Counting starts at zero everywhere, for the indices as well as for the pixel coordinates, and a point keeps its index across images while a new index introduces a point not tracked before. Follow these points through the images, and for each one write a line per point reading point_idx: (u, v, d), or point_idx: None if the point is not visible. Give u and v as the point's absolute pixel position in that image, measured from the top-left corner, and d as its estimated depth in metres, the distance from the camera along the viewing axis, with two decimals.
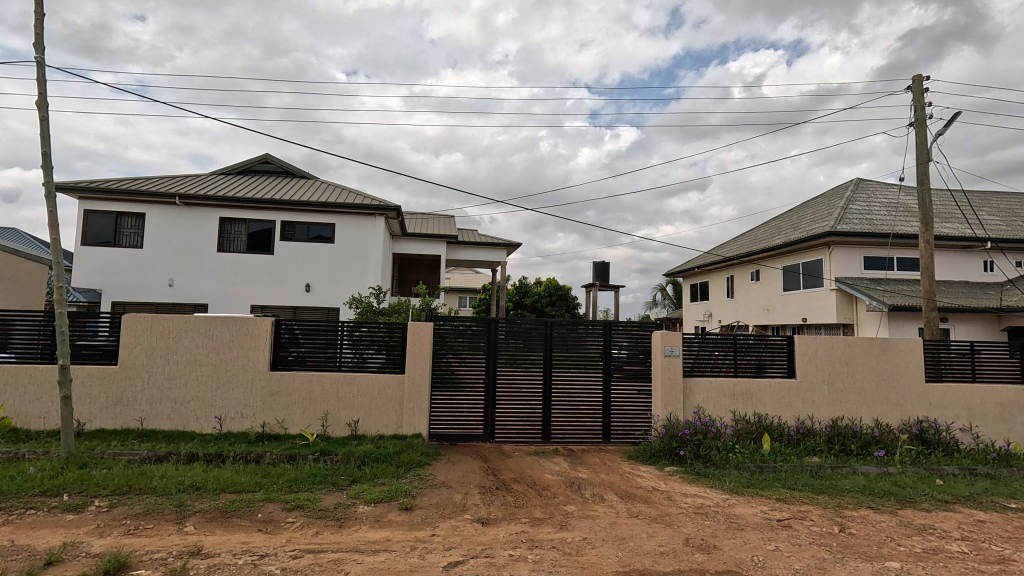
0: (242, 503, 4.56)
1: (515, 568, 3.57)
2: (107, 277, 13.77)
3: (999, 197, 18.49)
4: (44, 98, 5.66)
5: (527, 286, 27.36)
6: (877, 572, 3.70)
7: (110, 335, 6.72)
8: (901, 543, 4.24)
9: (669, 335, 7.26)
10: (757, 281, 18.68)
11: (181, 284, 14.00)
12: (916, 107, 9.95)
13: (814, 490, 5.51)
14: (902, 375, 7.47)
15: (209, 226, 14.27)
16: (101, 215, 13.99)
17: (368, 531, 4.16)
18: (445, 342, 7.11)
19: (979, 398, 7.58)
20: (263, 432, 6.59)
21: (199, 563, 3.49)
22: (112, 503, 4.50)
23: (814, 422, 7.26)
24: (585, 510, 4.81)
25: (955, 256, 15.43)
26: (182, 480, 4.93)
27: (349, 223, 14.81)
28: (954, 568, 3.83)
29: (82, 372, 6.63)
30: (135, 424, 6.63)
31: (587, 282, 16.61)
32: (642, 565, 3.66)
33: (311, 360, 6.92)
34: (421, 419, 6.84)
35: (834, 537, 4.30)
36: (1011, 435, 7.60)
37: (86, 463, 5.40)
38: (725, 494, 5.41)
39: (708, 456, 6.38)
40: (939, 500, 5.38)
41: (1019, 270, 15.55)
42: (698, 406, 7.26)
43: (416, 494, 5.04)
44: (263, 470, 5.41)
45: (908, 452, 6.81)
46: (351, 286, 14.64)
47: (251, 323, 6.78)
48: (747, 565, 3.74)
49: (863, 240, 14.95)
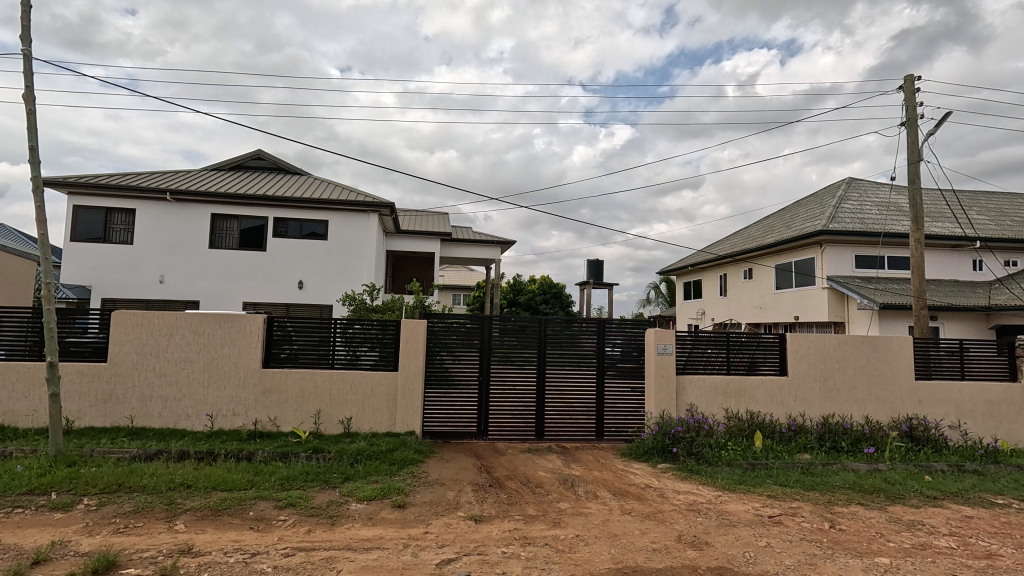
0: (234, 501, 4.52)
1: (507, 566, 3.56)
2: (97, 273, 13.62)
3: (988, 197, 18.69)
4: (30, 91, 5.57)
5: (521, 283, 27.38)
6: (867, 568, 3.73)
7: (99, 332, 6.65)
8: (890, 539, 4.28)
9: (662, 333, 7.28)
10: (750, 279, 18.78)
11: (172, 281, 13.88)
12: (907, 107, 10.02)
13: (805, 487, 5.56)
14: (893, 373, 7.54)
15: (201, 222, 14.14)
16: (90, 211, 13.82)
17: (361, 529, 4.14)
18: (440, 340, 7.08)
19: (968, 395, 7.66)
20: (255, 430, 6.55)
21: (190, 562, 3.45)
22: (102, 502, 4.45)
23: (805, 420, 7.32)
24: (578, 507, 4.82)
25: (945, 255, 15.58)
26: (172, 478, 4.89)
27: (342, 219, 14.73)
28: (942, 563, 3.87)
29: (71, 370, 6.55)
30: (125, 422, 6.56)
31: (581, 280, 16.63)
32: (634, 563, 3.66)
33: (304, 358, 6.87)
34: (414, 417, 6.83)
35: (824, 533, 4.34)
36: (999, 432, 7.70)
37: (75, 461, 5.35)
38: (717, 491, 5.44)
39: (700, 453, 6.41)
40: (928, 496, 5.44)
41: (1008, 269, 15.75)
42: (691, 403, 7.30)
43: (410, 492, 5.03)
44: (255, 468, 5.36)
45: (898, 449, 6.88)
46: (344, 283, 14.58)
47: (243, 320, 6.73)
48: (738, 561, 3.77)
49: (855, 239, 15.05)
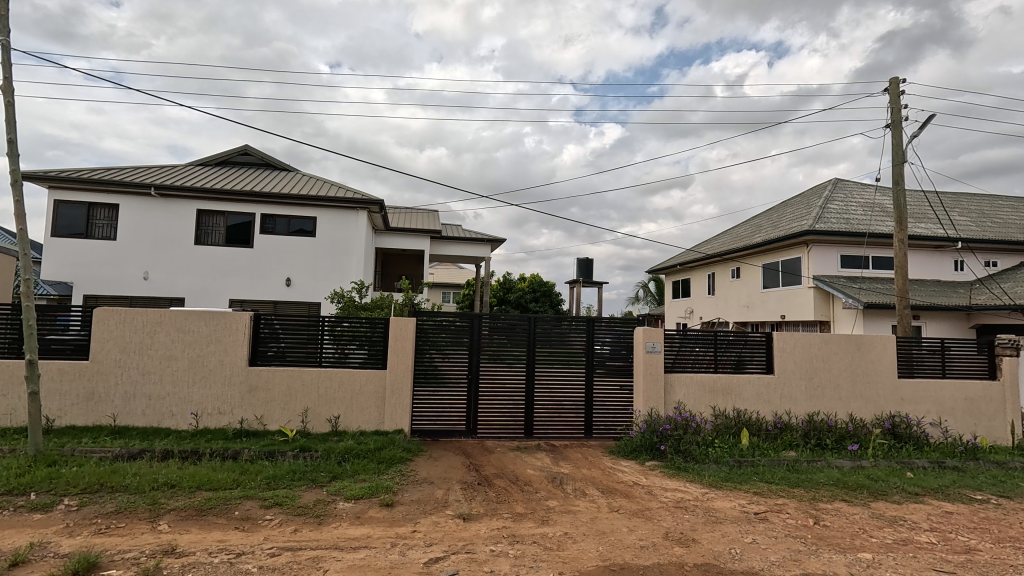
0: (219, 501, 4.47)
1: (496, 564, 3.56)
2: (79, 269, 13.37)
3: (969, 198, 19.07)
4: (8, 82, 5.43)
5: (511, 282, 27.32)
6: (850, 563, 3.78)
7: (81, 329, 6.52)
8: (873, 535, 4.35)
9: (651, 331, 7.33)
10: (738, 278, 18.94)
11: (157, 277, 13.67)
12: (892, 109, 10.18)
13: (790, 483, 5.63)
14: (875, 371, 7.66)
15: (186, 217, 13.94)
16: (72, 205, 13.54)
17: (348, 527, 4.12)
18: (429, 338, 7.05)
19: (948, 394, 7.81)
20: (240, 428, 6.48)
21: (173, 562, 3.40)
22: (82, 503, 4.36)
23: (790, 418, 7.42)
24: (566, 505, 4.83)
25: (928, 255, 15.86)
26: (156, 477, 4.82)
27: (331, 216, 14.59)
28: (923, 558, 3.93)
29: (51, 368, 6.42)
30: (107, 421, 6.45)
31: (570, 278, 16.67)
32: (622, 560, 3.68)
33: (291, 356, 6.80)
34: (403, 416, 6.80)
35: (809, 530, 4.39)
36: (978, 429, 7.85)
37: (54, 461, 5.23)
38: (704, 488, 5.49)
39: (688, 450, 6.45)
40: (910, 492, 5.54)
41: (988, 269, 16.08)
42: (679, 401, 7.36)
43: (397, 490, 5.01)
44: (241, 467, 5.29)
45: (881, 446, 6.98)
46: (333, 281, 14.46)
47: (229, 317, 6.64)
48: (724, 557, 3.81)
49: (841, 239, 15.24)
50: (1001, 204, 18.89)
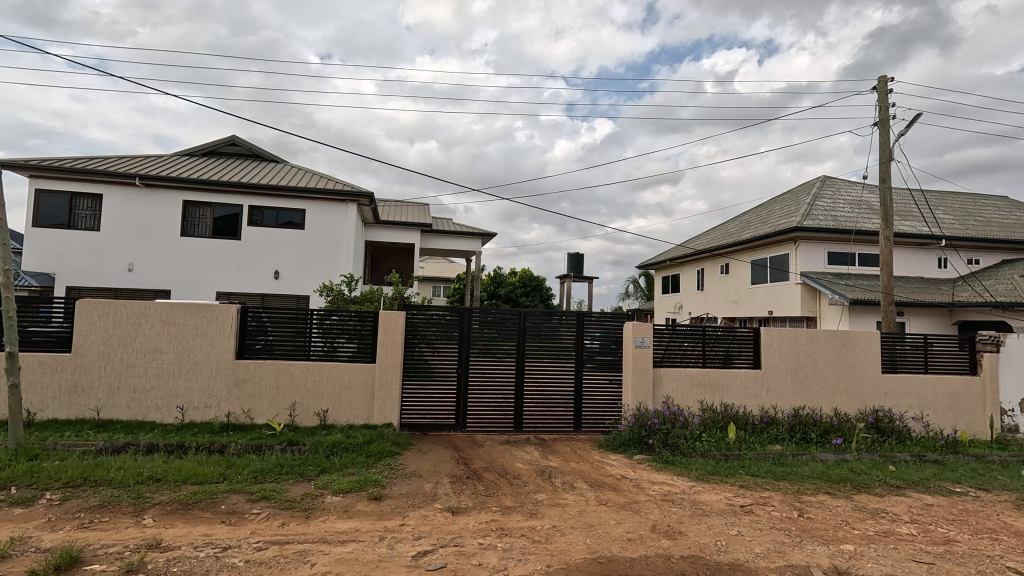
0: (205, 494, 4.43)
1: (484, 557, 3.58)
2: (62, 259, 13.11)
3: (953, 197, 19.31)
4: None
5: (502, 277, 27.33)
6: (833, 554, 3.85)
7: (63, 321, 6.40)
8: (856, 526, 4.44)
9: (640, 326, 7.38)
10: (727, 273, 19.07)
11: (142, 268, 13.46)
12: (880, 107, 10.28)
13: (776, 476, 5.71)
14: (860, 366, 7.78)
15: (172, 209, 13.70)
16: (55, 195, 13.27)
17: (336, 521, 4.10)
18: (418, 331, 7.01)
19: (930, 388, 7.97)
20: (227, 422, 6.41)
21: (158, 557, 3.36)
22: (65, 496, 4.31)
23: (777, 412, 7.50)
24: (555, 498, 4.86)
25: (912, 253, 16.11)
26: (140, 471, 4.76)
27: (320, 208, 14.44)
28: (903, 549, 4.01)
29: (33, 360, 6.30)
30: (90, 414, 6.35)
31: (561, 274, 16.69)
32: (610, 552, 3.71)
33: (280, 348, 6.74)
34: (392, 410, 6.78)
35: (793, 522, 4.46)
36: (958, 423, 8.01)
37: (36, 455, 5.13)
38: (691, 481, 5.54)
39: (675, 444, 6.49)
40: (892, 485, 5.65)
41: (971, 267, 16.30)
42: (667, 395, 7.43)
43: (386, 484, 4.99)
44: (228, 461, 5.24)
45: (864, 439, 7.12)
46: (321, 274, 14.31)
47: (217, 311, 6.55)
48: (710, 550, 3.85)
49: (828, 235, 15.40)
50: (984, 203, 19.18)
